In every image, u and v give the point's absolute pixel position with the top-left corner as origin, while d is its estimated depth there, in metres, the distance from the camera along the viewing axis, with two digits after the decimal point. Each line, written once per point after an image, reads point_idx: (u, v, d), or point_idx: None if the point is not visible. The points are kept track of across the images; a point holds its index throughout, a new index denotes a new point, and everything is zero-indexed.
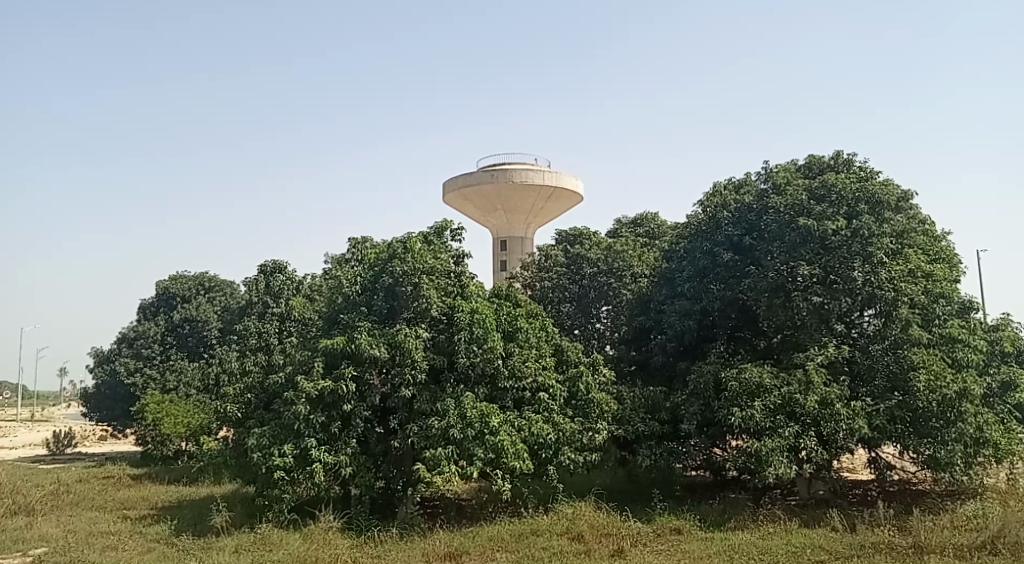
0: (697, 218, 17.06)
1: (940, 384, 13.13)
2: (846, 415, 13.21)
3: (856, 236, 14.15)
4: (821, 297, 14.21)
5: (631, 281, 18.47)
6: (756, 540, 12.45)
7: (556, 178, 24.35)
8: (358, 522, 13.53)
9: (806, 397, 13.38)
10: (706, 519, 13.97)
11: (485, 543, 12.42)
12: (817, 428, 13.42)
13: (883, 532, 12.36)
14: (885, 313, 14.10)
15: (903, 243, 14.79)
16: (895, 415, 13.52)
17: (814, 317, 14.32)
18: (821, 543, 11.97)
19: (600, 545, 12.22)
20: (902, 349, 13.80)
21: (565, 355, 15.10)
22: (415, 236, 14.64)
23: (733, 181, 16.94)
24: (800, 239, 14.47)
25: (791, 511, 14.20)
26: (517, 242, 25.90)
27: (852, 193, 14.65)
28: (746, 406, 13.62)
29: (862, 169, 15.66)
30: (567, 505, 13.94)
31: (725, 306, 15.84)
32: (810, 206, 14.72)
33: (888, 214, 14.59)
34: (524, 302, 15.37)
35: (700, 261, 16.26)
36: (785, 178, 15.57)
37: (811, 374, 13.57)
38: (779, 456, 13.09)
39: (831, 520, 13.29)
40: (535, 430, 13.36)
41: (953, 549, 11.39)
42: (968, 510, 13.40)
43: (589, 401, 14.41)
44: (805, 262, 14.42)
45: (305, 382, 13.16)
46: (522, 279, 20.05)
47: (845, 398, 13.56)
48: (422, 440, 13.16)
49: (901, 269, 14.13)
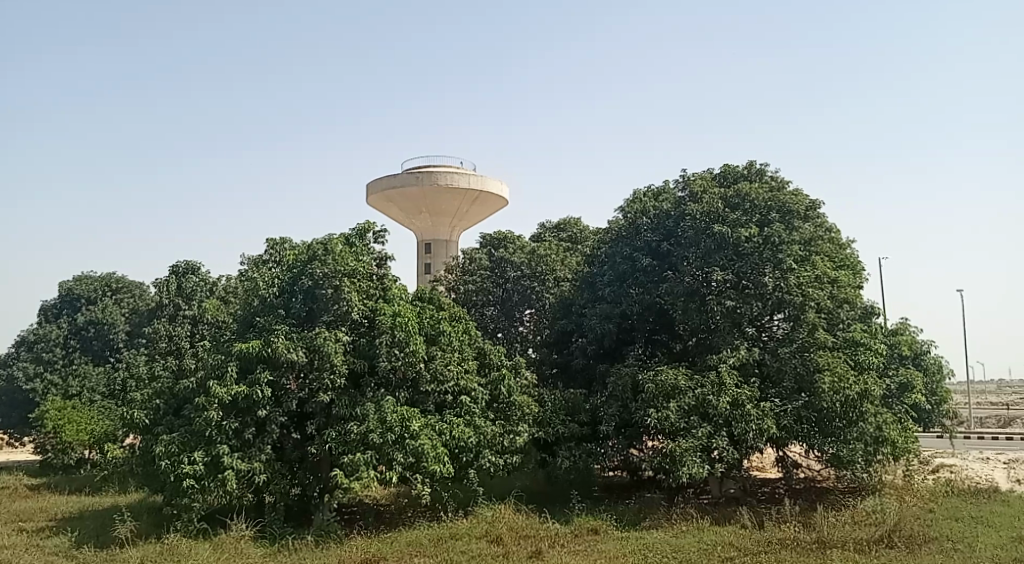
0: (618, 223, 17.36)
1: (843, 385, 13.69)
2: (756, 416, 13.59)
3: (767, 243, 14.73)
4: (734, 301, 14.68)
5: (554, 284, 18.63)
6: (669, 538, 12.74)
7: (481, 182, 24.37)
8: (272, 530, 13.26)
9: (718, 397, 13.78)
10: (622, 518, 14.21)
11: (403, 549, 12.32)
12: (728, 429, 13.85)
13: (789, 528, 12.82)
14: (793, 317, 14.75)
15: (811, 250, 15.35)
16: (801, 416, 14.07)
17: (726, 321, 14.83)
18: (732, 541, 12.34)
19: (518, 547, 12.26)
20: (809, 352, 14.36)
21: (487, 358, 15.08)
22: (336, 238, 14.43)
23: (652, 188, 17.30)
24: (714, 245, 14.90)
25: (703, 510, 14.58)
26: (442, 245, 25.82)
27: (764, 202, 15.25)
28: (661, 407, 13.95)
29: (774, 179, 16.25)
30: (486, 508, 14.00)
31: (644, 310, 16.17)
32: (725, 213, 15.22)
33: (798, 222, 15.19)
34: (447, 305, 15.34)
35: (620, 265, 16.54)
36: (701, 186, 15.92)
37: (723, 376, 13.99)
38: (692, 456, 13.42)
39: (741, 518, 13.71)
40: (455, 434, 13.34)
41: (854, 543, 11.86)
42: (868, 506, 14.02)
43: (511, 405, 14.55)
44: (719, 268, 14.88)
45: (218, 387, 12.78)
46: (445, 281, 19.87)
47: (756, 399, 13.97)
48: (341, 446, 13.01)
49: (809, 274, 14.65)
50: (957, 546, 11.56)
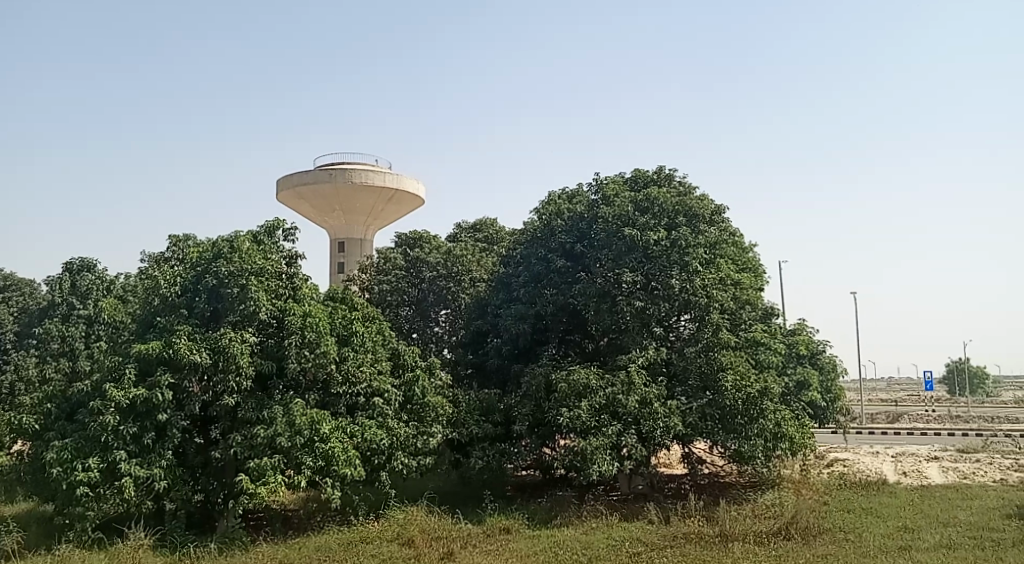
0: (533, 225, 17.45)
1: (745, 384, 14.22)
2: (663, 414, 13.97)
3: (674, 246, 15.13)
4: (643, 302, 15.01)
5: (470, 285, 18.59)
6: (579, 535, 12.94)
7: (398, 180, 24.20)
8: (173, 538, 12.82)
9: (627, 396, 14.09)
10: (534, 517, 14.34)
11: (311, 554, 12.09)
12: (637, 426, 14.14)
13: (694, 522, 13.23)
14: (698, 318, 15.18)
15: (716, 253, 15.82)
16: (706, 413, 14.50)
17: (636, 321, 15.14)
18: (639, 536, 12.63)
19: (430, 549, 12.21)
20: (713, 352, 14.73)
21: (400, 358, 14.92)
22: (243, 236, 14.06)
23: (567, 191, 17.55)
24: (625, 247, 15.23)
25: (613, 507, 14.87)
26: (356, 244, 25.44)
27: (671, 206, 15.65)
28: (573, 406, 14.13)
29: (682, 184, 16.71)
30: (398, 511, 13.90)
31: (558, 311, 16.33)
32: (635, 217, 15.54)
33: (703, 226, 15.71)
34: (360, 305, 15.12)
35: (535, 266, 16.67)
36: (613, 190, 16.23)
37: (632, 376, 14.27)
38: (602, 453, 13.69)
39: (648, 514, 14.05)
40: (367, 436, 13.21)
41: (754, 535, 12.29)
42: (767, 499, 14.59)
43: (425, 405, 14.43)
44: (629, 270, 15.18)
45: (115, 390, 12.26)
46: (359, 281, 19.39)
47: (663, 397, 14.36)
48: (247, 450, 12.62)
49: (714, 277, 15.12)
50: (849, 536, 12.15)
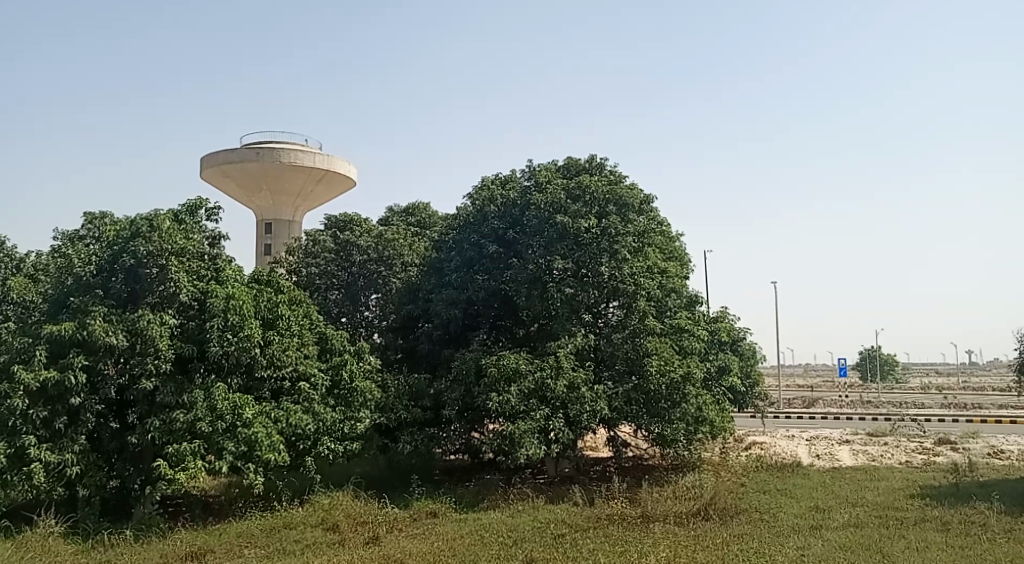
0: (465, 210, 17.36)
1: (669, 368, 14.58)
2: (590, 398, 14.17)
3: (604, 234, 15.41)
4: (573, 289, 15.13)
5: (402, 269, 18.25)
6: (505, 518, 13.03)
7: (328, 161, 23.74)
8: (86, 526, 12.42)
9: (555, 380, 14.25)
10: (461, 501, 14.38)
11: (232, 540, 11.87)
12: (564, 411, 14.32)
13: (617, 504, 13.50)
14: (626, 305, 15.33)
15: (644, 242, 16.09)
16: (631, 397, 14.75)
17: (566, 308, 15.15)
18: (563, 518, 12.82)
19: (355, 533, 12.15)
20: (640, 337, 15.02)
21: (328, 342, 14.66)
22: (163, 214, 13.56)
23: (500, 176, 17.52)
24: (556, 235, 15.37)
25: (539, 489, 15.07)
26: (284, 226, 24.92)
27: (602, 195, 15.79)
28: (502, 391, 14.18)
29: (613, 173, 16.91)
30: (323, 496, 13.75)
31: (489, 296, 16.34)
32: (567, 204, 15.57)
33: (632, 215, 15.91)
34: (287, 288, 14.69)
35: (467, 252, 16.65)
36: (546, 176, 16.32)
37: (561, 360, 14.44)
38: (530, 437, 13.83)
39: (573, 496, 14.28)
40: (292, 422, 12.99)
41: (674, 516, 12.60)
42: (688, 480, 15.02)
43: (352, 390, 14.21)
44: (560, 257, 15.26)
45: (24, 372, 11.75)
46: (285, 264, 18.86)
47: (590, 382, 14.59)
48: (164, 436, 12.33)
49: (642, 265, 15.43)
50: (764, 516, 12.59)
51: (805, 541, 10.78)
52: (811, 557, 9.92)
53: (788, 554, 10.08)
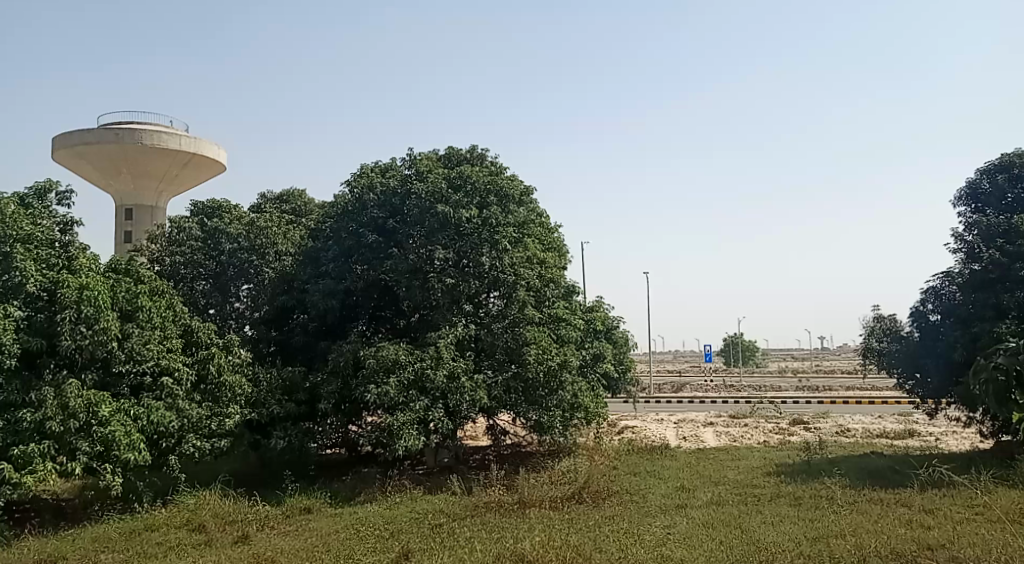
0: (344, 198, 16.88)
1: (547, 356, 14.75)
2: (470, 388, 14.19)
3: (485, 224, 15.55)
4: (454, 279, 15.13)
5: (275, 259, 17.29)
6: (381, 511, 12.90)
7: (196, 144, 22.60)
8: None
9: (435, 371, 14.17)
10: (336, 495, 14.09)
11: (87, 546, 11.16)
12: (444, 401, 14.29)
13: (494, 491, 13.61)
14: (506, 295, 15.47)
15: (524, 233, 16.33)
16: (510, 386, 14.89)
17: (446, 298, 15.18)
18: (440, 508, 12.82)
19: (224, 533, 11.69)
20: (519, 327, 15.15)
21: (193, 334, 13.94)
22: (7, 199, 12.63)
23: (380, 164, 17.17)
24: (438, 224, 15.22)
25: (417, 480, 14.99)
26: (147, 212, 23.57)
27: (483, 185, 15.79)
28: (381, 382, 14.03)
29: (493, 164, 16.99)
30: (189, 496, 13.18)
31: (367, 286, 16.18)
32: (448, 194, 15.43)
33: (513, 206, 16.03)
34: (147, 278, 13.93)
35: (345, 241, 16.17)
36: (427, 165, 16.14)
37: (441, 351, 14.36)
38: (409, 428, 13.72)
39: (451, 486, 14.29)
40: (154, 419, 12.37)
41: (549, 501, 12.82)
42: (563, 465, 15.34)
43: (220, 385, 13.63)
44: (441, 246, 15.25)
45: None
46: (148, 252, 17.84)
47: (470, 371, 14.58)
48: (10, 436, 11.46)
49: (522, 255, 15.62)
50: (634, 498, 13.03)
51: (672, 520, 11.24)
52: (676, 535, 10.37)
53: (656, 533, 10.48)
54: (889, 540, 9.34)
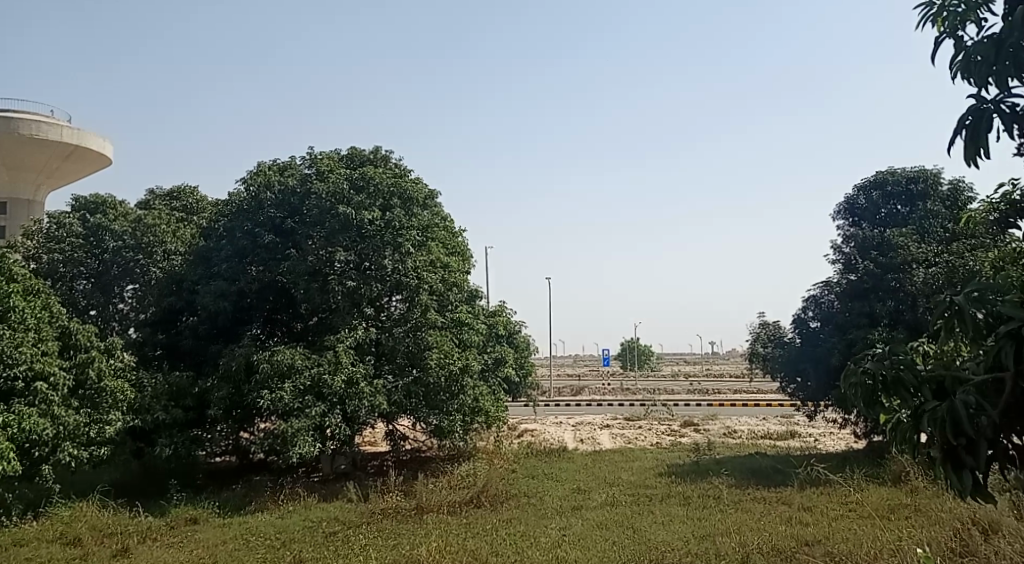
0: (239, 196, 16.31)
1: (448, 361, 14.69)
2: (369, 393, 13.99)
3: (388, 227, 15.26)
4: (355, 282, 14.89)
5: (163, 258, 16.70)
6: (273, 520, 12.55)
7: (79, 136, 21.40)
8: None
9: (333, 376, 13.82)
10: (225, 505, 13.61)
11: None
12: (342, 407, 14.05)
13: (391, 498, 13.46)
14: (409, 299, 15.34)
15: (427, 236, 16.21)
16: (411, 391, 14.71)
17: (346, 301, 14.90)
18: (335, 515, 12.58)
19: (102, 546, 11.11)
20: (420, 331, 15.01)
21: (71, 336, 13.15)
22: None
23: (277, 163, 16.71)
24: (339, 225, 14.97)
25: (311, 488, 14.66)
26: (22, 205, 22.16)
27: (386, 186, 15.59)
28: (276, 388, 13.63)
29: (397, 166, 16.83)
30: (63, 508, 12.45)
31: (262, 288, 15.79)
32: (350, 195, 15.20)
33: (416, 209, 15.97)
34: (20, 276, 13.13)
35: (240, 240, 15.66)
36: (328, 164, 15.75)
37: (340, 355, 14.01)
38: (304, 435, 13.39)
39: (347, 492, 14.05)
40: (26, 427, 11.61)
41: (447, 506, 12.76)
42: (463, 470, 15.34)
43: (101, 391, 13.02)
44: (342, 248, 14.96)
45: None
46: (22, 248, 16.65)
47: (369, 376, 14.38)
48: None
49: (425, 259, 15.52)
50: (530, 501, 13.14)
51: (567, 522, 11.41)
52: (571, 536, 10.53)
53: (552, 535, 10.61)
54: (771, 538, 9.76)
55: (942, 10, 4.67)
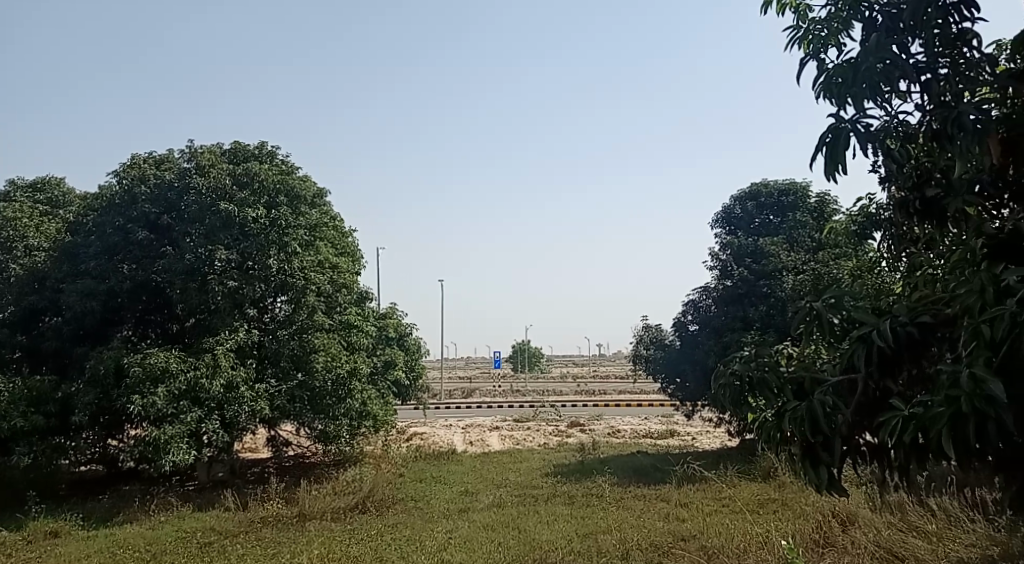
0: (110, 190, 15.44)
1: (336, 364, 14.38)
2: (249, 397, 13.56)
3: (273, 225, 14.77)
4: (236, 282, 14.32)
5: (24, 254, 15.56)
6: (144, 531, 11.96)
7: None
8: None
9: (211, 381, 13.30)
10: (90, 517, 12.86)
11: None
12: (220, 413, 13.53)
13: (271, 505, 13.09)
14: (294, 300, 14.93)
15: (315, 236, 15.81)
16: (295, 395, 14.33)
17: (227, 302, 14.31)
18: (212, 525, 12.11)
19: None
20: (306, 334, 14.70)
21: None
22: None
23: (154, 155, 15.95)
24: (219, 223, 14.41)
25: (185, 497, 14.04)
26: None
27: (272, 183, 15.13)
28: (147, 393, 12.96)
29: (283, 162, 16.36)
30: None
31: (134, 288, 15.04)
32: (232, 191, 14.72)
33: (304, 208, 15.57)
34: None
35: (110, 237, 14.85)
36: (209, 160, 15.21)
37: (218, 359, 13.45)
38: (178, 442, 12.86)
39: (224, 501, 13.55)
40: None
41: (331, 512, 12.50)
42: (347, 475, 15.07)
43: None
44: (223, 247, 14.37)
45: None
46: None
47: (250, 380, 13.93)
48: None
49: (312, 259, 15.20)
50: (417, 504, 13.06)
51: (453, 524, 11.40)
52: (457, 539, 10.53)
53: (438, 538, 10.59)
54: (650, 534, 10.07)
55: (807, 33, 4.97)
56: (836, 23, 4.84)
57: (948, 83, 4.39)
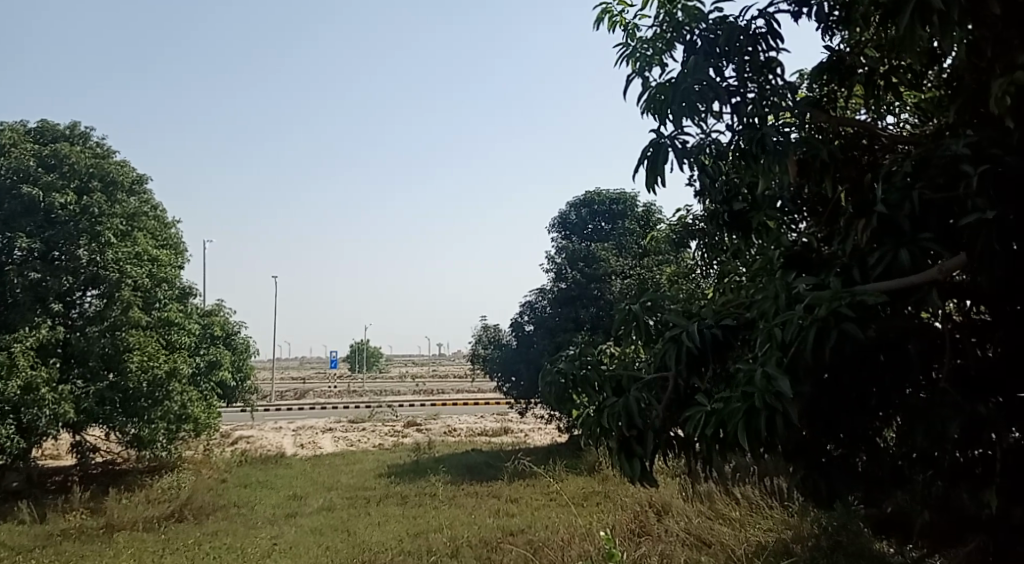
0: None
1: (152, 364, 13.56)
2: (51, 401, 12.43)
3: (84, 213, 13.60)
4: (39, 273, 13.24)
5: None
6: None
7: None
8: None
9: (6, 382, 12.05)
10: None
11: None
12: (15, 417, 12.35)
13: (75, 517, 12.10)
14: (107, 295, 13.79)
15: (133, 226, 14.74)
16: (104, 397, 13.36)
17: (28, 295, 13.23)
18: (3, 541, 11.01)
19: None
20: (119, 331, 13.59)
21: None
22: None
23: None
24: (20, 208, 13.32)
25: None
26: None
27: (84, 167, 14.04)
28: None
29: (98, 146, 15.17)
30: None
31: None
32: (37, 173, 13.51)
33: (120, 195, 14.46)
34: None
35: None
36: (10, 139, 13.81)
37: (17, 357, 12.34)
38: None
39: (19, 514, 12.37)
40: None
41: (143, 522, 11.74)
42: (164, 482, 14.18)
43: None
44: (25, 235, 13.22)
45: None
46: None
47: (53, 381, 12.74)
48: None
49: (128, 251, 14.03)
50: (240, 510, 12.51)
51: (278, 530, 11.02)
52: (282, 544, 10.19)
53: (261, 544, 10.21)
54: (479, 531, 10.20)
55: (634, 51, 5.23)
56: (659, 44, 5.10)
57: (755, 105, 4.74)
